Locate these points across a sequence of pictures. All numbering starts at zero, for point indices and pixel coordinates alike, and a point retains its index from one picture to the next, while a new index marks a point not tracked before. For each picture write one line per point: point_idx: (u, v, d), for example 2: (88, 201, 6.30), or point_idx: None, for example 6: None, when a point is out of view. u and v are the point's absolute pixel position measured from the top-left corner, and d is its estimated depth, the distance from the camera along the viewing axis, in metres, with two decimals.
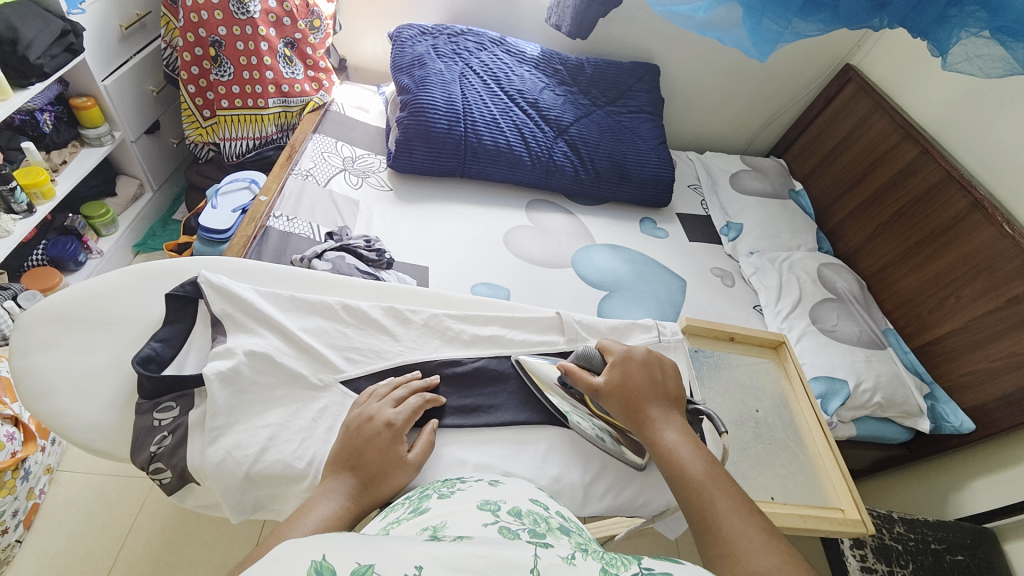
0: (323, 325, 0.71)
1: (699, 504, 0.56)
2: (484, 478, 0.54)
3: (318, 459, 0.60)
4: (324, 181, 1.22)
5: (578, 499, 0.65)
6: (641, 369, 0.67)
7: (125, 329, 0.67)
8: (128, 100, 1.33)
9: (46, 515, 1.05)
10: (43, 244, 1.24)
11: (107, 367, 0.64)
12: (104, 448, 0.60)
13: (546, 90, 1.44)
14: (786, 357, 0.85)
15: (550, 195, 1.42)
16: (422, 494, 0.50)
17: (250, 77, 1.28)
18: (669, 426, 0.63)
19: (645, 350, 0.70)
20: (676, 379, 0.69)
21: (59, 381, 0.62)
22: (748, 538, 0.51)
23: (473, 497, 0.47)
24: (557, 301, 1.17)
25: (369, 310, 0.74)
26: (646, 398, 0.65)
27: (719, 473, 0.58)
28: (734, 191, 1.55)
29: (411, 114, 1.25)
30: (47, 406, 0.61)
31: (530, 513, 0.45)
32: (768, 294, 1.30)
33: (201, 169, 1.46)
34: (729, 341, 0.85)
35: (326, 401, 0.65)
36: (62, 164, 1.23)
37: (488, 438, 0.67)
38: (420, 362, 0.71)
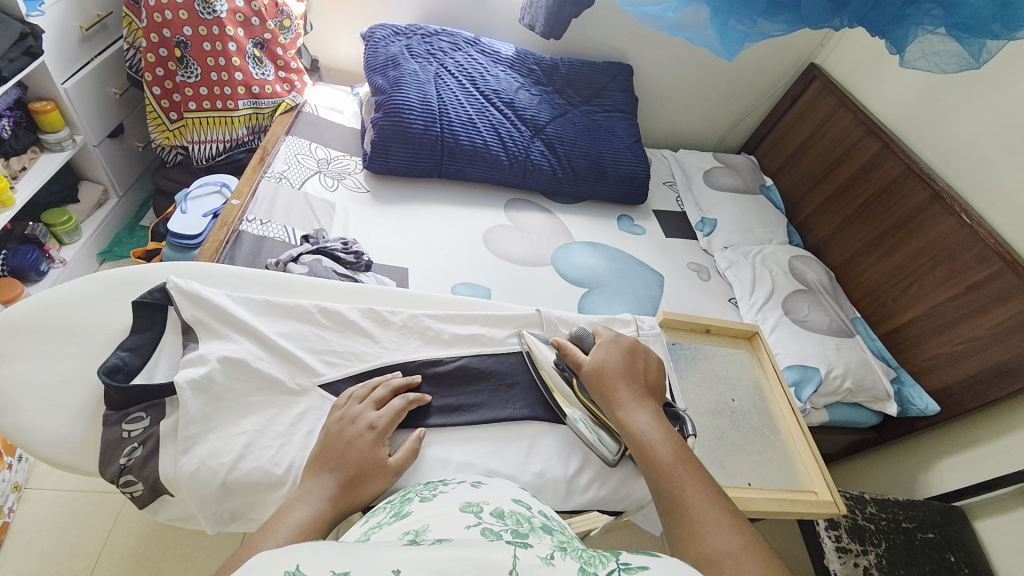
0: (300, 329, 0.70)
1: (667, 486, 0.57)
2: (466, 478, 0.53)
3: (297, 464, 0.59)
4: (298, 184, 1.20)
5: (561, 493, 0.66)
6: (625, 356, 0.69)
7: (91, 339, 0.65)
8: (89, 103, 1.28)
9: (16, 534, 1.00)
10: (2, 254, 1.18)
11: (74, 379, 0.62)
12: (71, 463, 0.58)
13: (522, 90, 1.44)
14: (760, 347, 0.87)
15: (527, 194, 1.43)
16: (403, 498, 0.50)
17: (218, 78, 1.25)
18: (642, 411, 0.64)
19: (632, 339, 0.73)
20: (657, 370, 0.71)
21: (23, 395, 0.60)
22: (712, 519, 0.53)
23: (455, 499, 0.47)
24: (538, 299, 1.18)
25: (347, 312, 0.73)
26: (623, 384, 0.66)
27: (689, 458, 0.59)
28: (707, 187, 1.58)
29: (386, 114, 1.24)
30: (11, 421, 0.58)
31: (513, 513, 0.45)
32: (742, 287, 1.33)
33: (169, 173, 1.42)
34: (705, 333, 0.86)
35: (305, 406, 0.64)
36: (22, 170, 1.17)
37: (470, 437, 0.67)
38: (400, 363, 0.70)
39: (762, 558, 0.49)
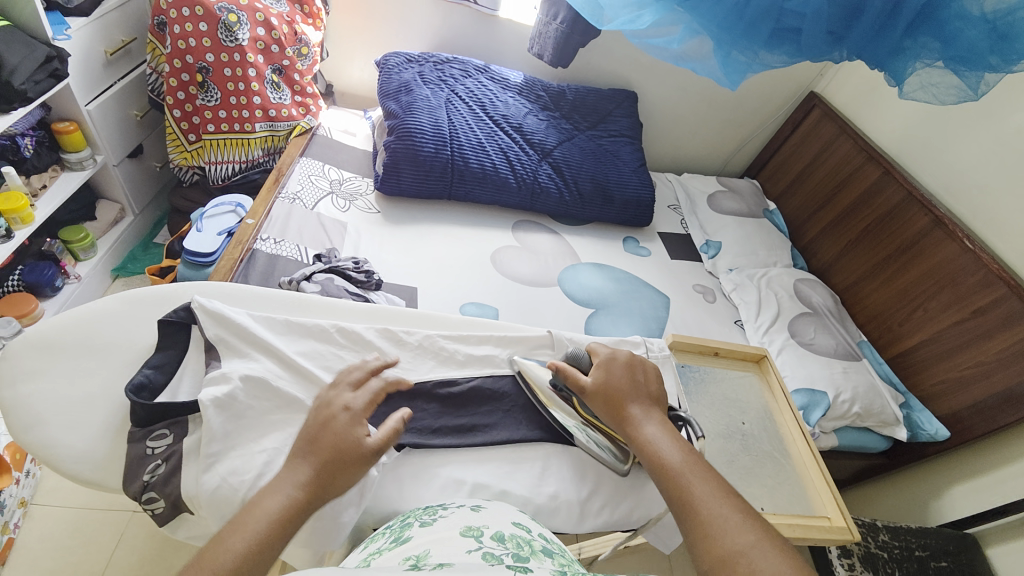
0: (318, 348, 0.70)
1: (676, 489, 0.58)
2: (466, 503, 0.55)
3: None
4: (311, 204, 1.23)
5: (574, 516, 0.66)
6: (627, 369, 0.70)
7: (115, 356, 0.66)
8: (112, 124, 1.32)
9: (20, 551, 1.00)
10: (19, 269, 1.21)
11: (99, 395, 0.63)
12: (94, 479, 0.59)
13: (530, 115, 1.48)
14: (768, 370, 0.87)
15: (535, 216, 1.45)
16: (404, 523, 0.52)
17: (236, 103, 1.29)
18: (649, 421, 0.65)
19: (628, 353, 0.73)
20: (658, 380, 0.71)
21: (49, 411, 0.61)
22: (723, 517, 0.53)
23: (456, 523, 0.49)
24: (545, 319, 1.18)
25: (364, 332, 0.74)
26: (628, 397, 0.67)
27: (696, 460, 0.60)
28: (711, 210, 1.61)
29: (399, 138, 1.27)
30: (36, 437, 0.59)
31: (513, 536, 0.47)
32: (748, 309, 1.34)
33: (186, 193, 1.45)
34: (714, 355, 0.87)
35: None
36: (42, 188, 1.21)
37: (485, 458, 0.67)
38: (416, 384, 0.70)
39: (776, 552, 0.50)
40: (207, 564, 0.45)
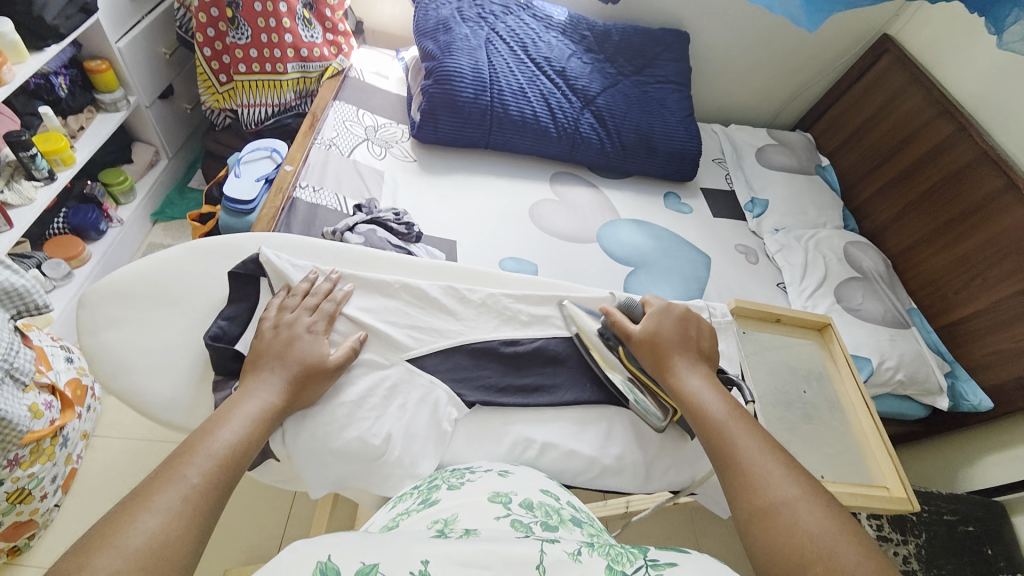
0: (386, 304, 0.70)
1: (720, 442, 0.57)
2: (493, 466, 0.56)
3: (393, 436, 0.60)
4: (347, 151, 1.19)
5: (639, 477, 0.67)
6: (682, 323, 0.68)
7: (186, 307, 0.66)
8: (142, 63, 1.28)
9: (84, 480, 1.07)
10: (64, 212, 1.22)
11: (177, 344, 0.64)
12: (183, 424, 0.62)
13: (573, 58, 1.39)
14: (832, 339, 0.85)
15: (573, 168, 1.39)
16: (431, 484, 0.53)
17: (268, 40, 1.23)
18: (693, 374, 0.63)
19: (684, 307, 0.70)
20: (710, 338, 0.69)
21: (132, 360, 0.63)
22: (767, 470, 0.53)
23: (484, 488, 0.50)
24: (584, 276, 1.16)
25: (428, 289, 0.72)
26: (677, 351, 0.65)
27: (740, 415, 0.59)
28: (760, 165, 1.52)
29: (437, 81, 1.20)
30: (124, 383, 0.62)
31: (541, 504, 0.47)
32: (792, 272, 1.28)
33: (218, 136, 1.43)
34: (774, 322, 0.85)
35: (395, 379, 0.64)
36: (80, 130, 1.20)
37: (551, 418, 0.68)
38: (481, 343, 0.70)
39: (821, 506, 0.50)
40: (201, 450, 0.48)
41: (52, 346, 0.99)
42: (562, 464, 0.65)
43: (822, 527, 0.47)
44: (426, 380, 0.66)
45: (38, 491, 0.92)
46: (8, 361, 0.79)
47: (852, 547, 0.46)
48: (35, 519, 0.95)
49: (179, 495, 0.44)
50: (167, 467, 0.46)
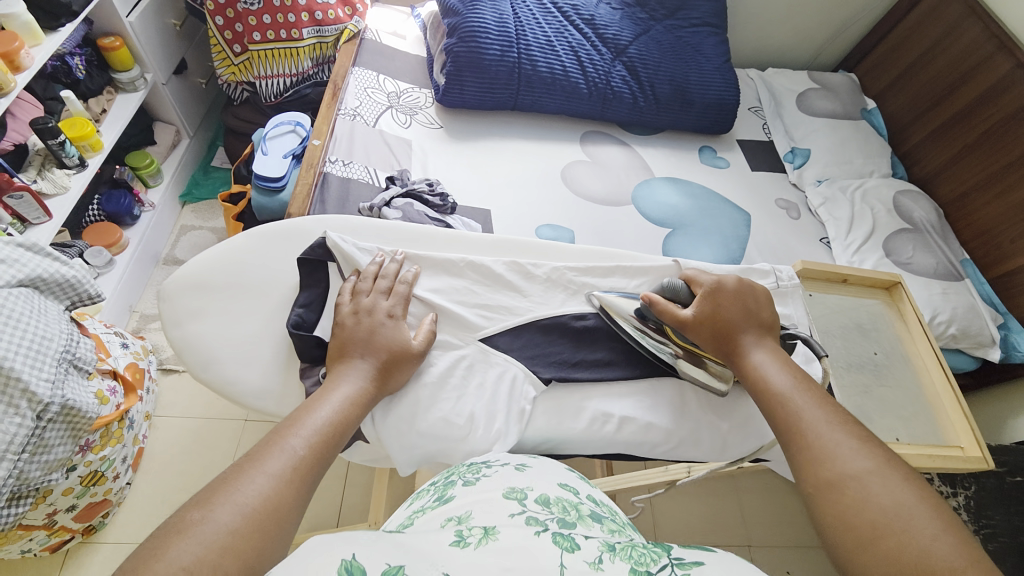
0: (452, 283, 0.69)
1: (784, 415, 0.56)
2: (510, 459, 0.51)
3: (477, 416, 0.60)
4: (373, 121, 1.15)
5: (718, 446, 0.67)
6: (736, 298, 0.65)
7: (265, 294, 0.67)
8: (155, 38, 1.24)
9: (151, 457, 1.13)
10: (97, 199, 1.22)
11: (259, 333, 0.65)
12: (277, 411, 0.63)
13: (602, 4, 1.30)
14: (901, 299, 0.84)
15: (604, 125, 1.33)
16: (447, 481, 0.48)
17: (280, 5, 1.18)
18: (759, 349, 0.62)
19: (736, 278, 0.67)
20: (769, 307, 0.67)
21: (221, 351, 0.64)
22: (836, 443, 0.52)
23: (499, 483, 0.45)
24: (622, 239, 1.13)
25: (492, 266, 0.71)
26: (738, 326, 0.63)
27: (808, 386, 0.58)
28: (801, 112, 1.43)
29: (461, 39, 1.14)
30: (215, 374, 0.63)
31: (559, 500, 0.43)
32: (837, 226, 1.23)
33: (237, 111, 1.39)
34: (842, 283, 0.83)
35: (469, 359, 0.64)
36: (102, 113, 1.18)
37: (625, 391, 0.67)
38: (551, 319, 0.69)
39: (898, 481, 0.48)
40: (305, 424, 0.50)
41: (106, 333, 1.01)
42: (640, 436, 0.65)
43: (897, 501, 0.46)
44: (502, 359, 0.65)
45: (110, 472, 0.97)
46: (71, 350, 0.80)
47: (930, 518, 0.45)
48: (109, 498, 1.01)
49: (275, 472, 0.44)
50: (275, 437, 0.48)
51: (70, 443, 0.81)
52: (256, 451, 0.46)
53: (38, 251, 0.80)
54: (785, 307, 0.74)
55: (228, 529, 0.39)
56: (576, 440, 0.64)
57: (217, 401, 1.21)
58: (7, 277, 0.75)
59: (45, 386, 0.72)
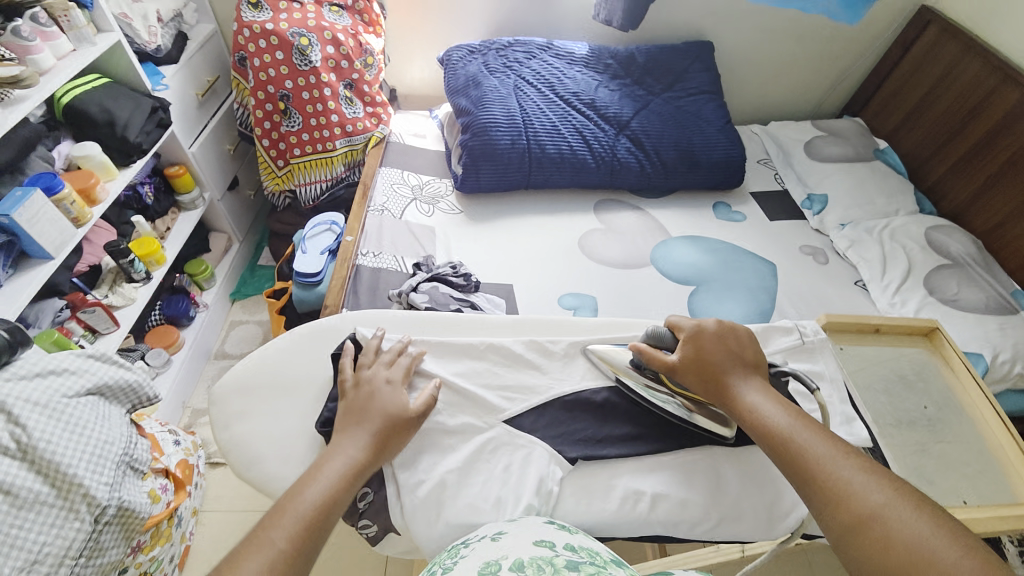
0: (475, 366, 0.71)
1: (790, 457, 0.54)
2: (488, 532, 0.51)
3: (503, 500, 0.59)
4: (399, 213, 1.25)
5: (763, 521, 0.63)
6: (718, 341, 0.64)
7: (302, 390, 0.71)
8: (212, 162, 1.44)
9: (196, 555, 1.13)
10: (159, 305, 1.35)
11: (296, 430, 0.68)
12: None
13: (601, 88, 1.41)
14: (944, 346, 0.80)
15: (615, 193, 1.39)
16: (427, 573, 0.47)
17: (317, 123, 1.35)
18: (750, 388, 0.60)
19: (716, 320, 0.67)
20: (753, 344, 0.65)
21: (262, 451, 0.66)
22: (849, 477, 0.50)
23: (474, 562, 0.44)
24: (645, 300, 1.13)
25: (512, 346, 0.73)
26: (725, 367, 0.62)
27: (808, 424, 0.56)
28: (810, 159, 1.45)
29: (475, 134, 1.26)
30: (257, 474, 0.65)
31: (534, 561, 0.42)
32: (871, 267, 1.20)
33: (280, 216, 1.55)
34: (874, 334, 0.80)
35: (496, 443, 0.64)
36: (167, 230, 1.34)
37: (658, 465, 0.65)
38: (574, 394, 0.69)
39: (913, 508, 0.46)
40: (291, 510, 0.50)
41: (161, 432, 1.07)
42: (677, 515, 0.62)
43: (918, 534, 0.44)
44: (528, 439, 0.65)
45: (158, 573, 0.98)
46: (129, 453, 0.85)
47: (955, 552, 0.43)
48: None
49: (259, 568, 0.45)
50: (261, 529, 0.49)
51: (123, 544, 0.84)
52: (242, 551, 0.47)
53: (108, 360, 0.89)
54: (817, 364, 0.71)
55: None
56: (610, 523, 0.61)
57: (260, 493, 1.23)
58: (78, 386, 0.82)
59: (103, 489, 0.77)
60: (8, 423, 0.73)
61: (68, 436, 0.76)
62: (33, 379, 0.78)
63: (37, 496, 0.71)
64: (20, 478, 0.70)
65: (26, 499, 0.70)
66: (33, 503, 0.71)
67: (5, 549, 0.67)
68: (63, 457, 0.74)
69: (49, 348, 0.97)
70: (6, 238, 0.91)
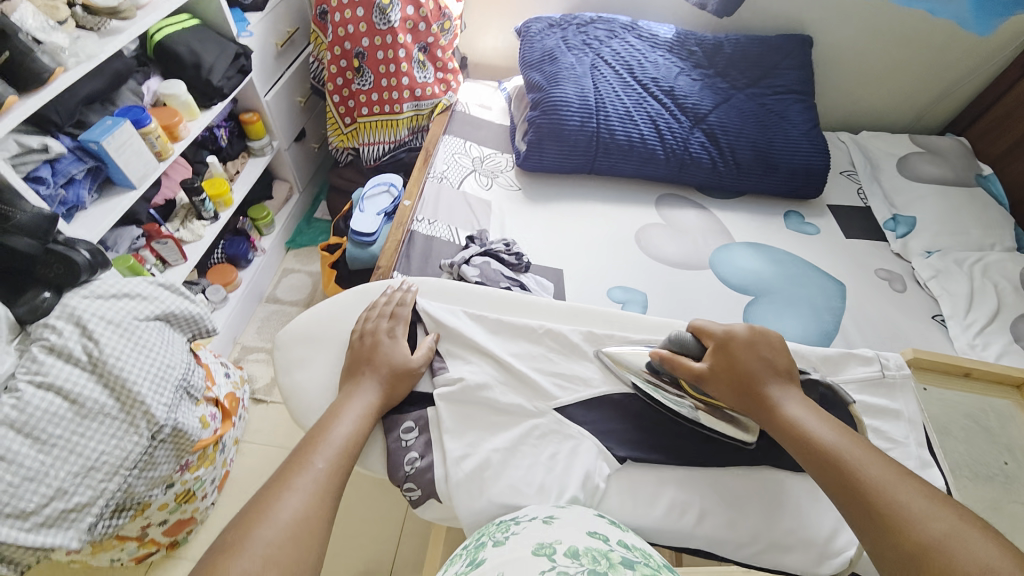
0: (529, 349, 0.71)
1: (839, 474, 0.52)
2: (538, 513, 0.52)
3: (547, 488, 0.59)
4: (457, 183, 1.25)
5: (815, 558, 0.58)
6: (749, 349, 0.63)
7: None
8: (284, 112, 1.47)
9: (233, 482, 1.21)
10: (222, 244, 1.41)
11: None
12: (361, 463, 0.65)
13: (682, 76, 1.33)
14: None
15: (681, 188, 1.33)
16: (477, 543, 0.49)
17: (387, 84, 1.36)
18: (789, 400, 0.59)
19: (744, 326, 0.65)
20: (783, 354, 0.63)
21: (318, 400, 0.68)
22: (912, 499, 0.48)
23: (528, 540, 0.46)
24: (700, 304, 1.09)
25: (569, 334, 0.72)
26: (758, 378, 0.61)
27: (852, 439, 0.55)
28: (903, 177, 1.33)
29: (544, 112, 1.22)
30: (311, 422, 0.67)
31: (589, 550, 0.44)
32: (954, 303, 1.10)
33: (342, 172, 1.57)
34: (963, 376, 0.75)
35: (543, 428, 0.64)
36: (236, 174, 1.39)
37: (708, 478, 0.62)
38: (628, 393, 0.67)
39: (977, 537, 0.45)
40: (324, 441, 0.56)
41: (214, 363, 1.14)
42: (724, 533, 0.59)
43: (985, 562, 0.43)
44: (575, 430, 0.64)
45: (200, 492, 1.05)
46: (187, 379, 0.91)
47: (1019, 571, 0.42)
48: (195, 516, 1.08)
49: (307, 488, 0.51)
50: (299, 456, 0.54)
51: (173, 461, 0.90)
52: (289, 474, 0.52)
53: (174, 290, 0.94)
54: (893, 401, 0.66)
55: (268, 544, 0.45)
56: (653, 529, 0.59)
57: (296, 434, 1.29)
58: (148, 311, 0.87)
59: (162, 409, 0.82)
60: (84, 336, 0.79)
61: (136, 356, 0.81)
62: (110, 299, 0.84)
63: (102, 407, 0.77)
64: (85, 388, 0.76)
65: (91, 409, 0.76)
66: (97, 413, 0.76)
67: (65, 454, 0.73)
68: (130, 374, 0.79)
69: (125, 273, 1.04)
70: (94, 163, 0.97)
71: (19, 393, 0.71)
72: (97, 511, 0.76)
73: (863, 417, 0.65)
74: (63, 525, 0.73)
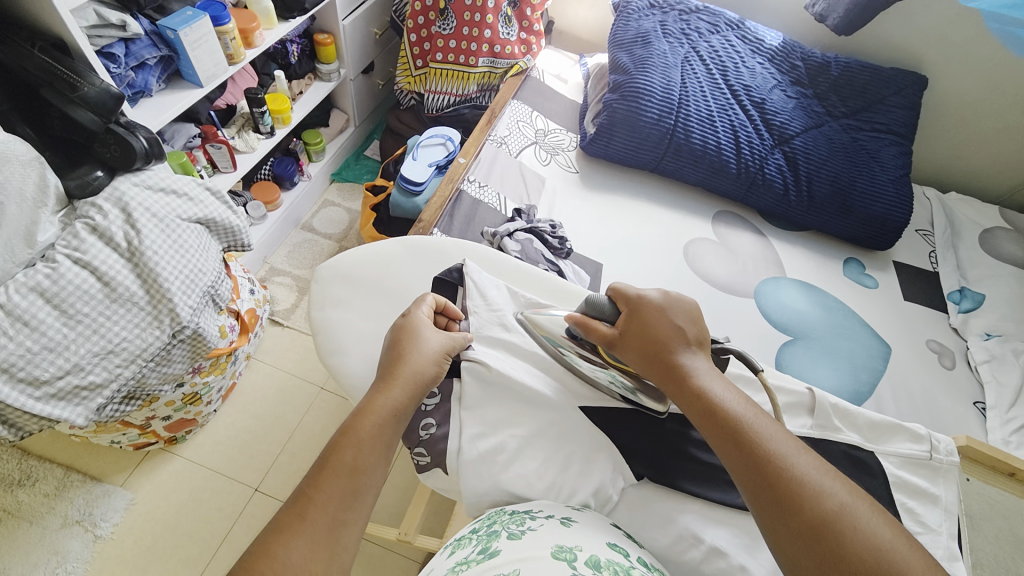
0: None
1: (744, 444, 0.50)
2: (554, 512, 0.51)
3: (557, 486, 0.58)
4: (516, 152, 1.20)
5: None
6: (660, 315, 0.60)
7: (396, 301, 0.71)
8: (358, 41, 1.43)
9: (239, 393, 1.24)
10: (271, 162, 1.42)
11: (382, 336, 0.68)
12: None
13: (777, 89, 1.25)
14: None
15: (742, 209, 1.26)
16: (489, 530, 0.49)
17: (468, 34, 1.31)
18: (699, 369, 0.56)
19: (660, 291, 0.62)
20: (694, 322, 0.60)
21: (348, 342, 0.67)
22: (808, 470, 0.47)
23: (545, 539, 0.45)
24: (737, 333, 1.04)
25: None
26: (668, 346, 0.58)
27: (752, 406, 0.54)
28: (983, 251, 1.24)
29: (623, 97, 1.16)
30: (337, 362, 0.66)
31: (610, 564, 0.43)
32: (1003, 394, 1.02)
33: (401, 114, 1.54)
34: (1009, 476, 0.73)
35: (563, 426, 0.62)
36: (299, 94, 1.37)
37: (722, 519, 0.60)
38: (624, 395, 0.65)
39: (870, 511, 0.45)
40: (334, 470, 0.47)
41: (242, 277, 1.15)
42: None
43: (878, 540, 0.43)
44: (595, 435, 0.62)
45: (205, 397, 1.08)
46: (215, 288, 0.91)
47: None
48: (195, 419, 1.12)
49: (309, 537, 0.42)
50: (304, 488, 0.45)
51: (187, 363, 0.91)
52: (290, 513, 0.44)
53: (219, 197, 0.93)
54: (933, 484, 0.62)
55: None
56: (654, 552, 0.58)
57: (304, 361, 1.31)
58: (192, 213, 0.87)
59: (187, 311, 0.82)
60: (128, 225, 0.79)
61: (172, 255, 0.82)
62: (157, 193, 0.85)
63: (131, 295, 0.78)
64: (120, 275, 0.77)
65: (123, 295, 0.77)
66: (126, 300, 0.77)
67: (89, 332, 0.75)
68: (162, 271, 0.80)
69: (175, 169, 1.04)
70: (167, 52, 0.96)
71: (56, 264, 0.74)
72: (109, 393, 0.77)
73: (897, 495, 0.61)
74: (73, 400, 0.75)
